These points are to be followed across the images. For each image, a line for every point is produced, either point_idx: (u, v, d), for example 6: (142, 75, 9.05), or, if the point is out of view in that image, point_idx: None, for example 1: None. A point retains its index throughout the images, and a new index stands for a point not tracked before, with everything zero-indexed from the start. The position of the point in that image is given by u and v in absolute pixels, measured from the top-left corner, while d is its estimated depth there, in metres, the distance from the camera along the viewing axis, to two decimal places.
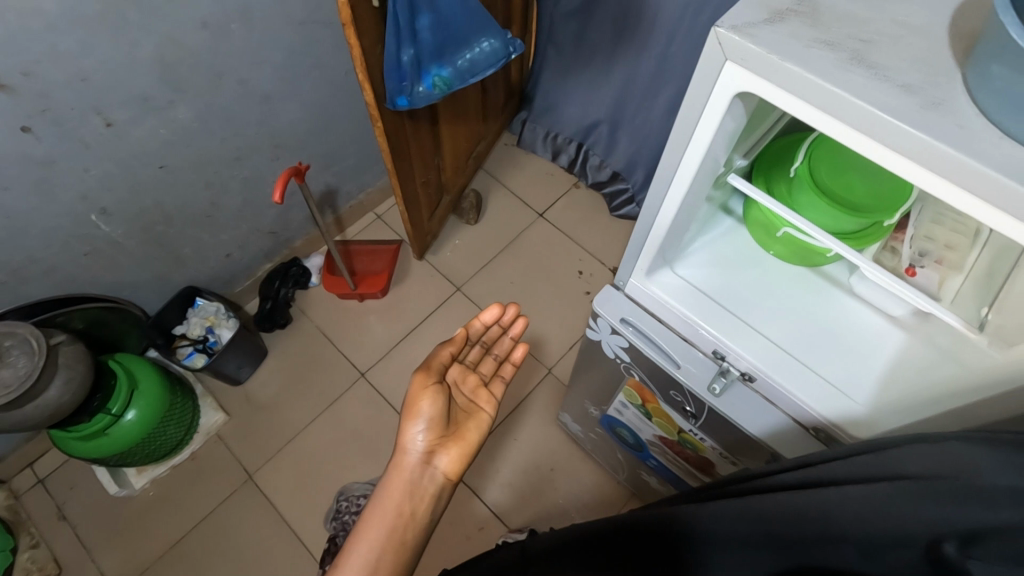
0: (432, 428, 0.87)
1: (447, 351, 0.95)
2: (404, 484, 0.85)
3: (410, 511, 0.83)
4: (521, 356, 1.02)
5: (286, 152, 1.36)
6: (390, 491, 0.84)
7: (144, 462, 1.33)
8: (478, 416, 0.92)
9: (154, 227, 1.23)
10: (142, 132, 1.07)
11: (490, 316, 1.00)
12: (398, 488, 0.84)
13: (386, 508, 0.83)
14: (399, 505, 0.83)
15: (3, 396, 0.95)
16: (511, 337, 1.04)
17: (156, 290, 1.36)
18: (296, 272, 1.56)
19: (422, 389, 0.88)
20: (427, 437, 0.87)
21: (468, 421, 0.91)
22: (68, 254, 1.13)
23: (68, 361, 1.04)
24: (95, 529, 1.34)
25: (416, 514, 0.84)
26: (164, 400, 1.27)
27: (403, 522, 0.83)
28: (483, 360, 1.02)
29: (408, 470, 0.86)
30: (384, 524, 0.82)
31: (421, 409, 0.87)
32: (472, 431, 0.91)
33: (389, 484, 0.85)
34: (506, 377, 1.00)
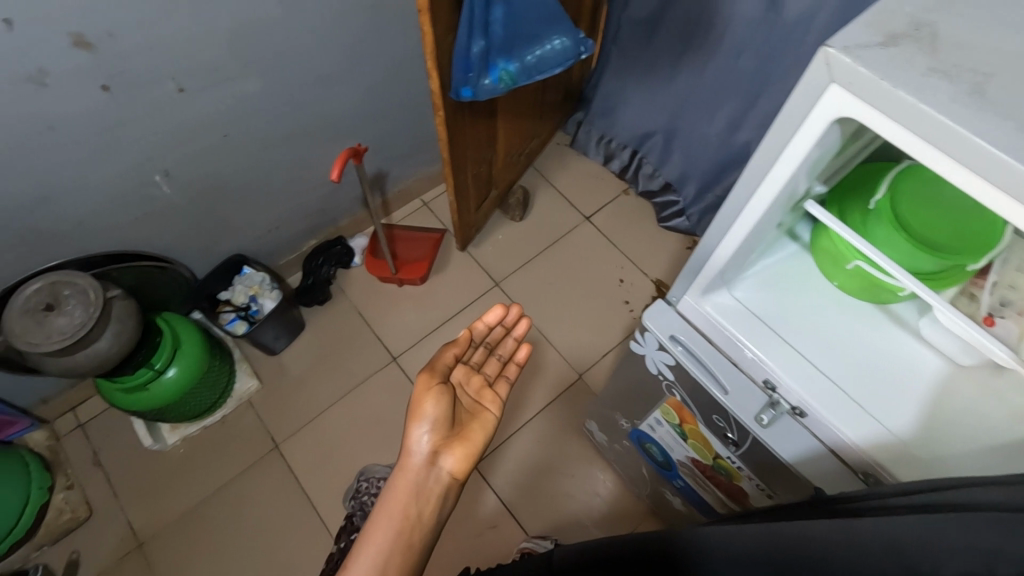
0: (437, 429, 0.86)
1: (450, 350, 0.92)
2: (410, 485, 0.84)
3: (416, 512, 0.83)
4: (525, 357, 1.02)
5: (342, 132, 1.37)
6: (395, 492, 0.84)
7: (179, 419, 1.37)
8: (483, 416, 0.91)
9: (210, 194, 1.26)
10: (211, 100, 1.10)
11: (493, 316, 0.99)
12: (403, 489, 0.84)
13: (393, 508, 0.82)
14: (405, 508, 0.83)
15: (58, 342, 0.97)
16: (514, 337, 1.04)
17: (205, 255, 1.39)
18: (339, 250, 1.59)
19: (426, 390, 0.87)
20: (432, 438, 0.86)
21: (472, 421, 0.90)
22: (128, 213, 1.17)
23: (119, 315, 1.06)
24: (127, 478, 1.38)
25: (423, 514, 0.84)
26: (204, 362, 1.30)
27: (409, 523, 0.82)
28: (487, 360, 1.01)
29: (413, 471, 0.85)
30: (388, 526, 0.81)
31: (425, 410, 0.85)
32: (476, 431, 0.89)
33: (395, 487, 0.84)
34: (508, 376, 0.99)
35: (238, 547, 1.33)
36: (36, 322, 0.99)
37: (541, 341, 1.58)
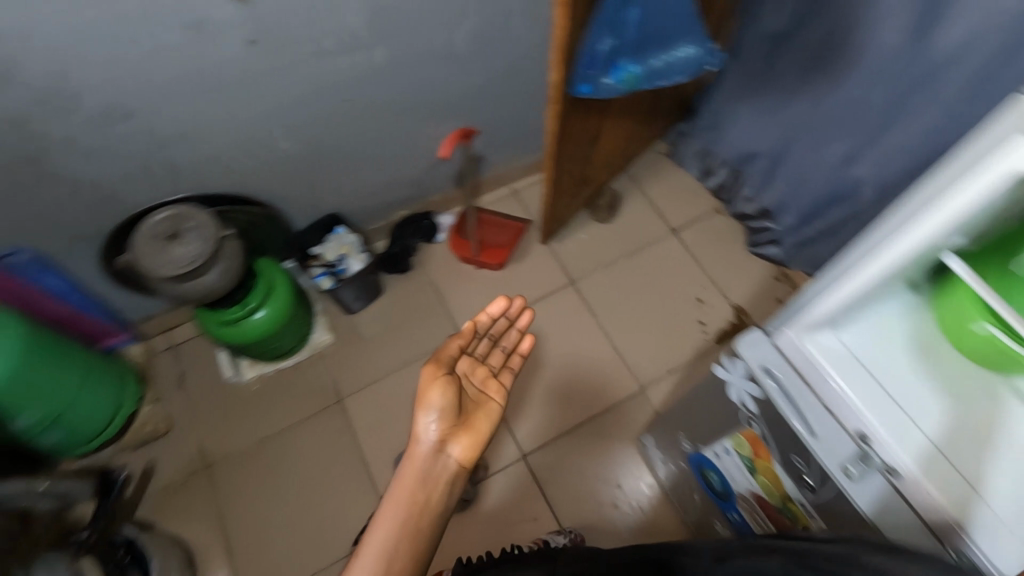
0: (444, 416, 0.87)
1: (455, 342, 0.96)
2: (417, 473, 0.82)
3: (424, 497, 0.80)
4: (529, 348, 1.02)
5: (453, 111, 1.40)
6: (401, 479, 0.81)
7: (259, 356, 1.47)
8: (489, 408, 0.91)
9: (323, 153, 1.32)
10: (341, 65, 1.15)
11: (495, 308, 1.01)
12: (411, 475, 0.81)
13: (399, 493, 0.80)
14: (412, 497, 0.80)
15: (174, 270, 1.06)
16: (517, 330, 1.04)
17: (306, 210, 1.46)
18: (427, 224, 1.63)
19: (432, 380, 0.89)
20: (439, 425, 0.86)
21: (478, 410, 0.90)
22: (249, 161, 1.24)
23: (228, 255, 1.14)
24: (205, 402, 1.50)
25: (432, 502, 0.80)
26: (290, 308, 1.38)
27: (417, 510, 0.79)
28: (491, 352, 1.01)
29: (421, 458, 0.83)
30: (396, 513, 0.78)
31: (431, 398, 0.87)
32: (482, 419, 0.89)
33: (403, 476, 0.81)
34: (514, 367, 1.00)
35: (292, 487, 1.41)
36: (157, 249, 1.07)
37: (608, 347, 1.57)
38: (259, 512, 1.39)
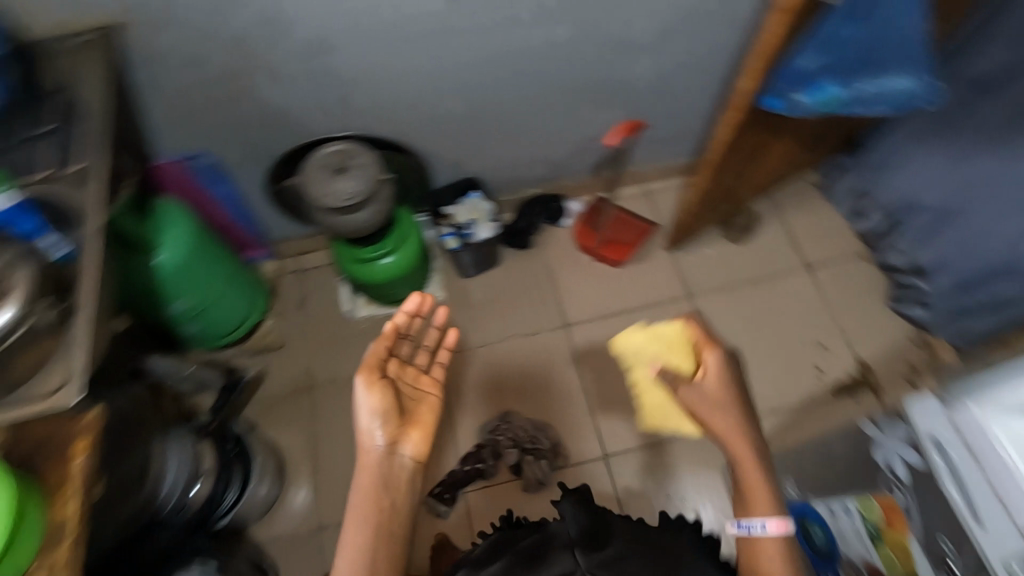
0: (387, 420, 0.84)
1: (381, 345, 0.90)
2: (373, 474, 0.81)
3: (384, 491, 0.80)
4: (455, 339, 1.00)
5: (613, 101, 1.38)
6: (359, 487, 0.80)
7: (377, 297, 1.54)
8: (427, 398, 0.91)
9: (480, 119, 1.34)
10: (524, 37, 1.16)
11: (410, 304, 0.96)
12: (369, 484, 0.80)
13: (362, 504, 0.78)
14: (377, 499, 0.79)
15: (333, 202, 1.13)
16: (437, 327, 1.00)
17: (448, 171, 1.50)
18: (555, 208, 1.63)
19: (368, 386, 0.85)
20: (384, 429, 0.84)
21: (419, 407, 0.89)
22: (414, 115, 1.28)
23: (382, 199, 1.19)
24: (318, 329, 1.58)
25: (392, 492, 0.80)
26: (415, 261, 1.43)
27: (377, 503, 0.79)
28: (406, 345, 0.98)
29: (373, 465, 0.82)
30: (358, 519, 0.77)
31: (369, 404, 0.84)
32: (425, 412, 0.88)
33: (363, 483, 0.80)
34: (441, 360, 0.97)
35: None
36: (325, 178, 1.14)
37: None
38: (346, 441, 1.46)
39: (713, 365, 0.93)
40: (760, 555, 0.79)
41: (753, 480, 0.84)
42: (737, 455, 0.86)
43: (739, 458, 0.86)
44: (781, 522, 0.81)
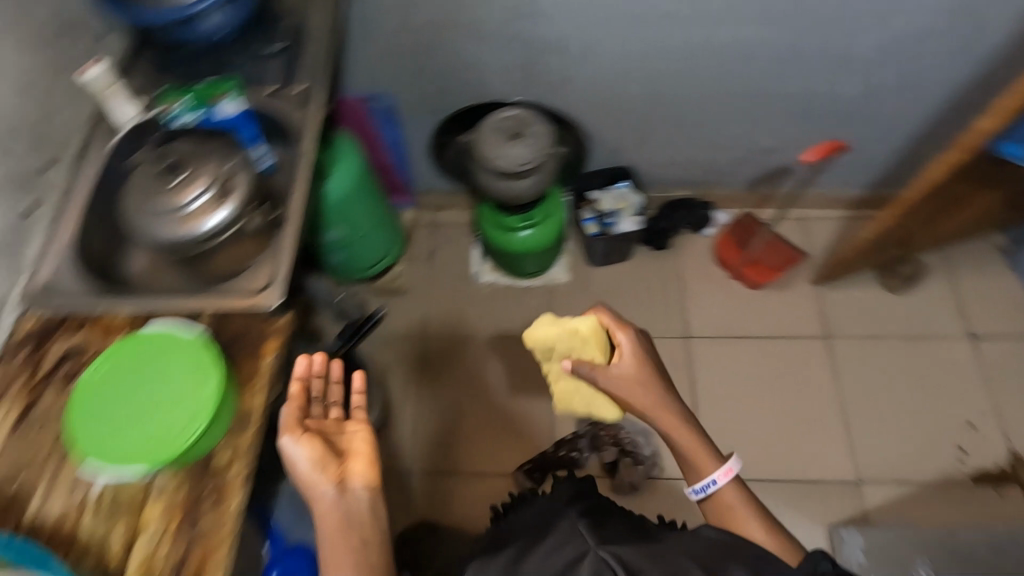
0: (321, 466, 0.68)
1: (290, 406, 0.71)
2: (336, 518, 0.66)
3: (359, 530, 0.67)
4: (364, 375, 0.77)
5: (799, 113, 1.31)
6: (330, 543, 0.66)
7: (505, 265, 1.55)
8: (308, 441, 0.69)
9: (656, 109, 1.30)
10: (731, 29, 1.12)
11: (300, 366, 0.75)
12: (336, 536, 0.66)
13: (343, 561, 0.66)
14: (350, 549, 0.66)
15: (501, 165, 1.13)
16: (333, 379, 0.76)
17: (604, 156, 1.47)
18: (702, 215, 1.56)
19: (291, 453, 0.68)
20: (323, 476, 0.68)
21: (351, 439, 0.71)
22: (592, 93, 1.26)
23: (546, 171, 1.18)
24: (440, 284, 1.60)
25: (373, 528, 0.68)
26: (553, 238, 1.41)
27: (353, 544, 0.66)
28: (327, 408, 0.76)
29: (330, 515, 0.67)
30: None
31: (297, 468, 0.68)
32: (358, 439, 0.71)
33: (330, 542, 0.66)
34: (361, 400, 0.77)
35: (481, 392, 1.49)
36: (497, 141, 1.14)
37: (837, 420, 1.40)
38: (447, 398, 1.48)
39: (629, 345, 0.85)
40: (732, 509, 0.79)
41: (694, 437, 0.81)
42: (653, 417, 0.83)
43: (665, 424, 0.82)
44: (724, 471, 0.80)
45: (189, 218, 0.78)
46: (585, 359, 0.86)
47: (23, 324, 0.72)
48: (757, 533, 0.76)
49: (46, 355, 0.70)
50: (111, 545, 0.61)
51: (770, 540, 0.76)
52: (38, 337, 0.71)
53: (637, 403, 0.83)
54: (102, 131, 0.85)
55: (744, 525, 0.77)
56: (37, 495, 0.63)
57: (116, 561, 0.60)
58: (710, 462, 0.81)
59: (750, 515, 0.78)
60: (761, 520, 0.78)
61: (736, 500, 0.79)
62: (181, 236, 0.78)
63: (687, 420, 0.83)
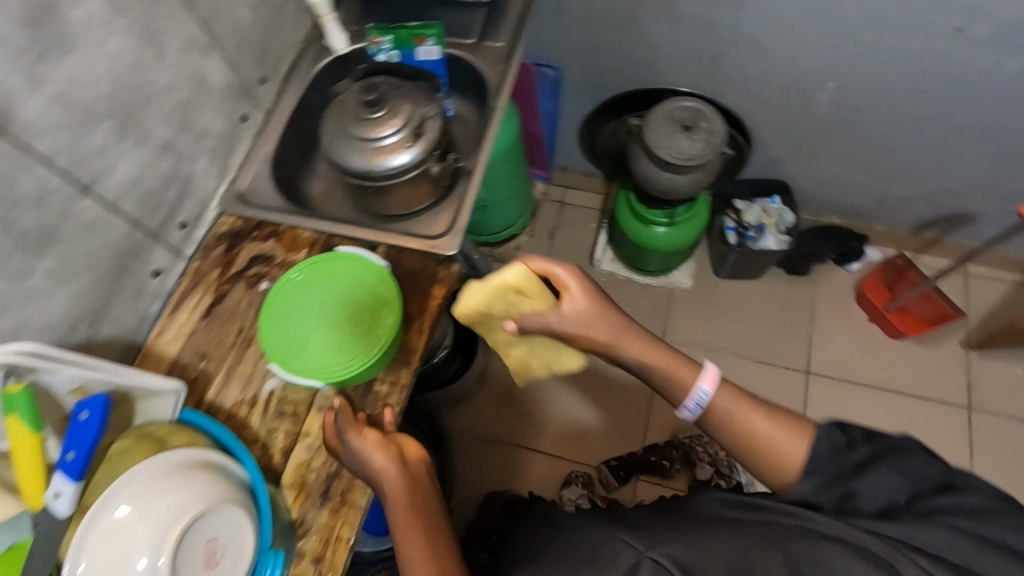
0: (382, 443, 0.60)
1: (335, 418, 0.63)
2: (405, 494, 0.58)
3: (424, 508, 0.59)
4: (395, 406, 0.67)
5: (1006, 159, 1.17)
6: (404, 517, 0.58)
7: (629, 258, 1.49)
8: (348, 427, 0.61)
9: (840, 127, 1.20)
10: (960, 56, 1.01)
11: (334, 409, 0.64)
12: (407, 509, 0.58)
13: (417, 538, 0.56)
14: (425, 537, 0.56)
15: (669, 155, 1.08)
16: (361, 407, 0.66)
17: (763, 166, 1.38)
18: (852, 248, 1.44)
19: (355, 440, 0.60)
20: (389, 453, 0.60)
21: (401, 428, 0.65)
22: (774, 98, 1.19)
23: (711, 171, 1.12)
24: (558, 263, 1.57)
25: (436, 512, 0.59)
26: (690, 240, 1.34)
27: (428, 527, 0.57)
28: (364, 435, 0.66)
29: (399, 488, 0.59)
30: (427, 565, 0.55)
31: (360, 449, 0.59)
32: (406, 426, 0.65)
33: (405, 532, 0.57)
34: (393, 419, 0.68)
35: None
36: (669, 131, 1.09)
37: None
38: None
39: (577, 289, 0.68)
40: (729, 410, 0.64)
41: (646, 339, 0.67)
42: (598, 335, 0.68)
43: (608, 338, 0.67)
44: (706, 378, 0.65)
45: (379, 152, 0.78)
46: (511, 300, 0.69)
47: (222, 223, 0.77)
48: (758, 423, 0.62)
49: (238, 256, 0.75)
50: (275, 442, 0.64)
51: (787, 437, 0.62)
52: (233, 237, 0.76)
53: (576, 325, 0.68)
54: (311, 56, 0.89)
55: (744, 417, 0.63)
56: (217, 382, 0.68)
57: (278, 458, 0.64)
58: (686, 372, 0.66)
59: (746, 408, 0.64)
60: (764, 410, 0.63)
61: (727, 400, 0.64)
62: (367, 168, 0.78)
63: (643, 334, 0.68)
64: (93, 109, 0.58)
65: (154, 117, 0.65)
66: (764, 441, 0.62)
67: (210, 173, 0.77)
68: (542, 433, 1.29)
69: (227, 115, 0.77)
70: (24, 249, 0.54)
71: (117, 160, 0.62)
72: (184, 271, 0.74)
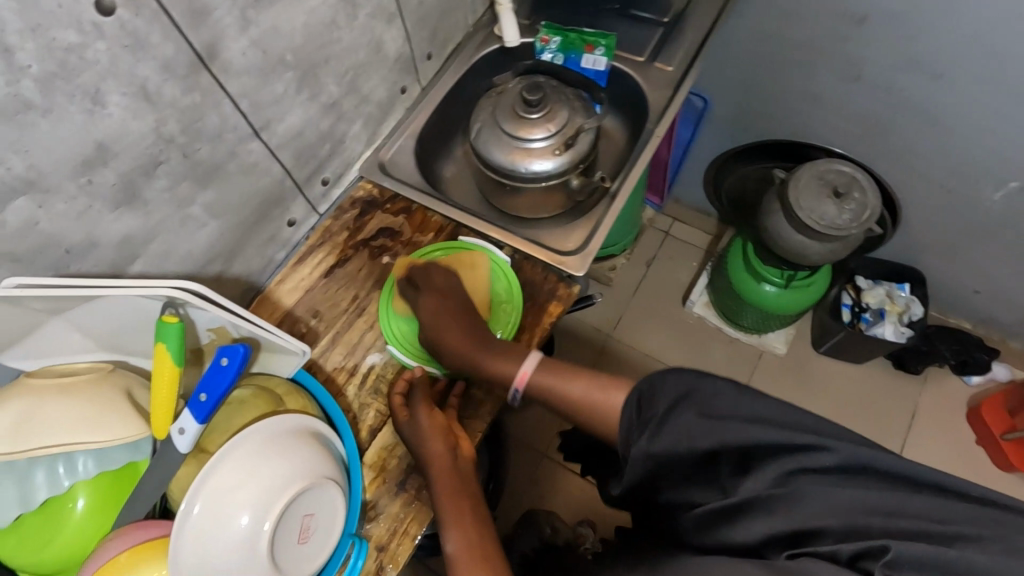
0: (438, 426, 0.59)
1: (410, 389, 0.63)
2: (453, 482, 0.57)
3: (469, 494, 0.58)
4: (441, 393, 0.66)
5: None
6: (446, 501, 0.56)
7: (725, 309, 1.39)
8: (420, 407, 0.60)
9: (1008, 232, 1.07)
10: None
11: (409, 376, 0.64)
12: (451, 494, 0.56)
13: (455, 523, 0.55)
14: (473, 518, 0.56)
15: (810, 219, 1.00)
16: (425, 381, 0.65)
17: (901, 250, 1.26)
18: (977, 359, 1.28)
19: (415, 417, 0.59)
20: (444, 436, 0.59)
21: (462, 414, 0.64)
22: (938, 184, 1.07)
23: (849, 244, 1.04)
24: (649, 294, 1.50)
25: (478, 502, 0.58)
26: (802, 308, 1.24)
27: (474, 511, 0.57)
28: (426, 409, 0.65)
29: (446, 472, 0.57)
30: (473, 553, 0.53)
31: (416, 426, 0.59)
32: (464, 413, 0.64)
33: (449, 513, 0.56)
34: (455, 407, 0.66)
35: None
36: (816, 194, 1.02)
37: None
38: None
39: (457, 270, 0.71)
40: (556, 386, 0.63)
41: (491, 346, 0.65)
42: (445, 348, 0.66)
43: (456, 346, 0.65)
44: (518, 378, 0.63)
45: (525, 154, 0.75)
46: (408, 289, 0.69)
47: (359, 188, 0.78)
48: (579, 388, 0.62)
49: (368, 224, 0.75)
50: (365, 418, 0.64)
51: (605, 397, 0.61)
52: (366, 204, 0.76)
53: (437, 338, 0.66)
54: (477, 40, 0.88)
55: (564, 385, 0.63)
56: (322, 343, 0.68)
57: (365, 434, 0.63)
58: (509, 364, 0.63)
59: (572, 378, 0.63)
60: (592, 376, 0.63)
61: (551, 379, 0.63)
62: (510, 168, 0.75)
63: (487, 338, 0.66)
64: (283, 59, 0.59)
65: (330, 75, 0.66)
66: (582, 404, 0.62)
67: (361, 137, 0.77)
68: None
69: (390, 85, 0.78)
70: (194, 179, 0.56)
71: (289, 110, 0.63)
72: (315, 226, 0.75)
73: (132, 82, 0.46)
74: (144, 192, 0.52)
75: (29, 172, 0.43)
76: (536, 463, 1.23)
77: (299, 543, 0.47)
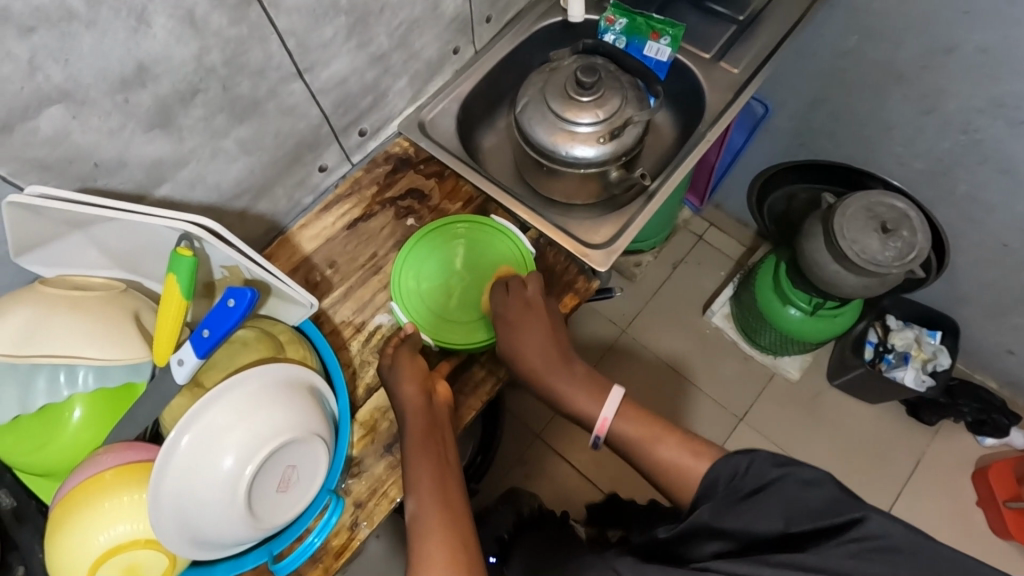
0: (416, 373, 0.58)
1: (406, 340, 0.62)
2: (427, 425, 0.55)
3: (441, 448, 0.54)
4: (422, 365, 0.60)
5: None
6: (412, 444, 0.54)
7: (744, 323, 1.35)
8: (402, 352, 0.60)
9: None
10: None
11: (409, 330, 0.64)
12: (419, 437, 0.54)
13: (419, 468, 0.52)
14: (436, 472, 0.52)
15: (849, 249, 0.96)
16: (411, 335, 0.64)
17: (941, 298, 1.20)
18: (995, 420, 1.23)
19: (398, 364, 0.59)
20: (419, 383, 0.57)
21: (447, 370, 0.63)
22: (995, 237, 1.01)
23: (886, 282, 0.99)
24: (670, 295, 1.46)
25: (451, 452, 0.55)
26: (823, 337, 1.20)
27: (442, 467, 0.53)
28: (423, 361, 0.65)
29: (417, 416, 0.55)
30: (430, 508, 0.50)
31: (398, 371, 0.58)
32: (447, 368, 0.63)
33: (418, 465, 0.52)
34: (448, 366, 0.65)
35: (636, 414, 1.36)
36: (862, 226, 0.97)
37: None
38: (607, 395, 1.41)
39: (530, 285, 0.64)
40: (643, 441, 0.58)
41: (581, 378, 0.62)
42: (525, 366, 0.62)
43: (544, 362, 0.61)
44: (599, 424, 0.60)
45: (568, 137, 0.72)
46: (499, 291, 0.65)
47: (396, 144, 0.77)
48: (670, 448, 0.56)
49: (398, 182, 0.74)
50: (363, 375, 0.64)
51: (693, 464, 0.54)
52: (400, 162, 0.75)
53: (519, 343, 0.61)
54: (541, 10, 0.85)
55: (652, 443, 0.57)
56: (334, 295, 0.68)
57: (361, 393, 0.63)
58: (593, 403, 0.61)
59: (660, 437, 0.57)
60: (682, 437, 0.57)
61: (631, 429, 0.59)
62: (550, 149, 0.73)
63: (570, 358, 0.63)
64: (336, 2, 0.57)
65: (382, 25, 0.64)
66: (666, 469, 0.56)
67: (405, 93, 0.76)
68: (581, 449, 1.23)
69: (442, 44, 0.76)
70: (231, 113, 0.55)
71: (336, 57, 0.61)
72: (345, 176, 0.74)
73: (179, 6, 0.45)
74: (179, 119, 0.51)
75: (66, 82, 0.43)
76: (527, 442, 1.24)
77: (272, 481, 0.47)
